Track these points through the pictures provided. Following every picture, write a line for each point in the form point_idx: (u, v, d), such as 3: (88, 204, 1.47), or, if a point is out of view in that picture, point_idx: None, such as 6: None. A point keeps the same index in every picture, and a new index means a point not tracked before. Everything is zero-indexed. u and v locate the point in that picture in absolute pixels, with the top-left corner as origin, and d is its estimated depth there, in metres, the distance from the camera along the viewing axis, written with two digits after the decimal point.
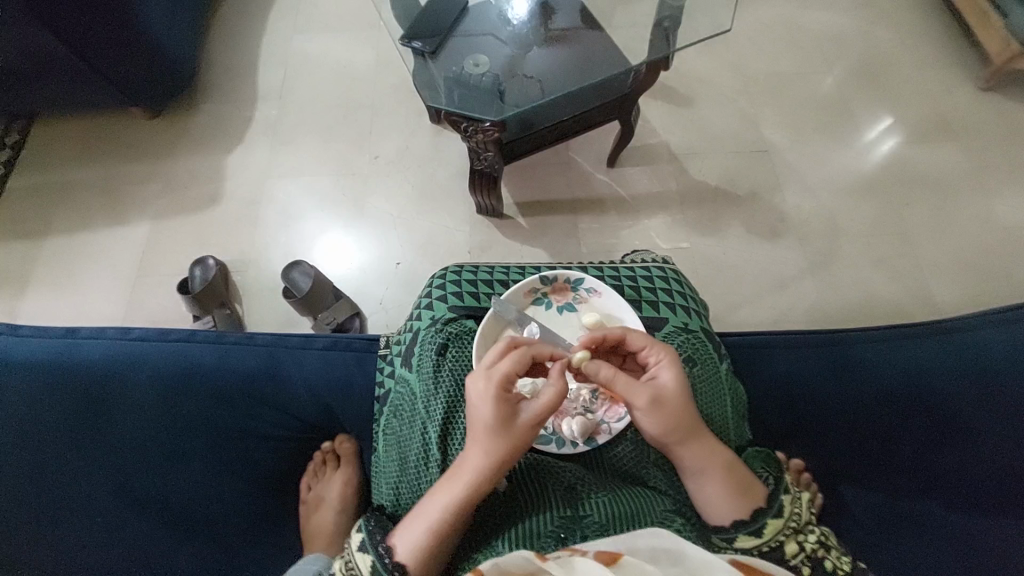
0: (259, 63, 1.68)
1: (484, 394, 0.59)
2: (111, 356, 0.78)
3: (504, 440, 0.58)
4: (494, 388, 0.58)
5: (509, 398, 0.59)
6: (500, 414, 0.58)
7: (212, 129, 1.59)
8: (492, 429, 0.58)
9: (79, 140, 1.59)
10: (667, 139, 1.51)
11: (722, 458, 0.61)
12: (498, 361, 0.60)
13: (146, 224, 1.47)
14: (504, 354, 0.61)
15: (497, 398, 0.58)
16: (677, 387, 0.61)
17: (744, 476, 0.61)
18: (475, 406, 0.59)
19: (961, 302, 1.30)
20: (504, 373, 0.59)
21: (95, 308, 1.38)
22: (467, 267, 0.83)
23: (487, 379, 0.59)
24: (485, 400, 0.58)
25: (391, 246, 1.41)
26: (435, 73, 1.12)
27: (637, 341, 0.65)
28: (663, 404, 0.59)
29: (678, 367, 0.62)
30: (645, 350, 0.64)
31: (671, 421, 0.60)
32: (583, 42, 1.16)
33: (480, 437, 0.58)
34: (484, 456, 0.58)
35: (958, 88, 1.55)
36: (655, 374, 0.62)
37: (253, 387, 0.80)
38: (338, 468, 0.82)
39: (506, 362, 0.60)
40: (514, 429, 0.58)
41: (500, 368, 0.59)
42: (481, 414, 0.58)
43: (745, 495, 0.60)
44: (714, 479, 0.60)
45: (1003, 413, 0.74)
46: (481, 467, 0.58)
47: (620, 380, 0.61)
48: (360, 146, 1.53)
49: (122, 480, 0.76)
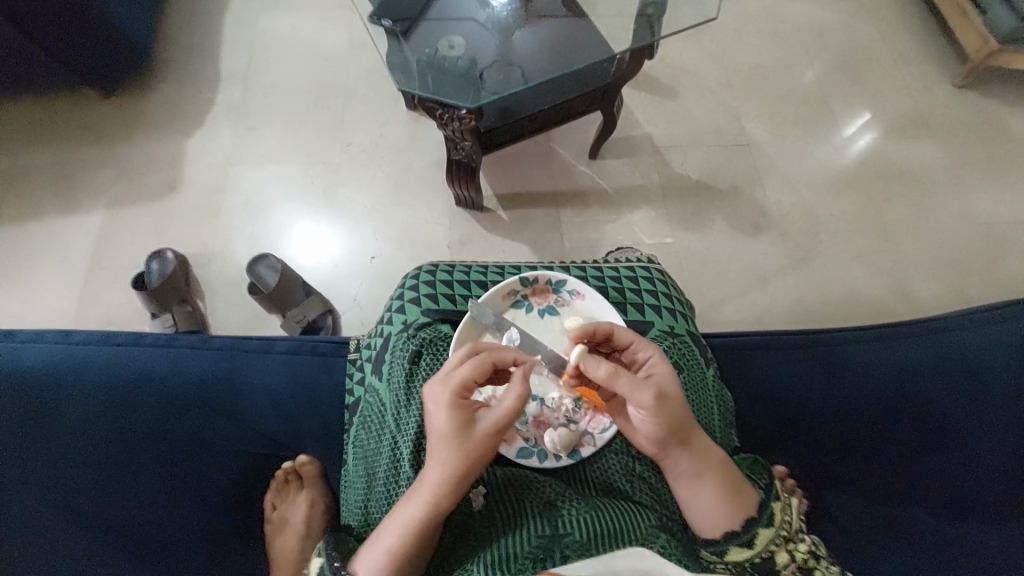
0: (222, 42, 1.57)
1: (440, 401, 0.55)
2: (48, 362, 0.70)
3: (460, 451, 0.54)
4: (450, 396, 0.55)
5: (467, 406, 0.55)
6: (457, 423, 0.54)
7: (171, 112, 1.49)
8: (447, 439, 0.54)
9: (22, 122, 1.46)
10: (650, 130, 1.47)
11: (714, 464, 0.58)
12: (455, 368, 0.56)
13: (97, 214, 1.37)
14: (463, 362, 0.57)
15: (453, 406, 0.55)
16: (675, 381, 0.58)
17: (736, 481, 0.58)
18: (432, 415, 0.56)
19: (937, 298, 1.31)
20: (460, 380, 0.55)
21: (42, 305, 1.28)
22: (442, 266, 0.78)
23: (444, 386, 0.55)
24: (441, 409, 0.55)
25: (365, 239, 1.34)
26: (409, 55, 1.05)
27: (625, 336, 0.62)
28: (667, 399, 0.55)
29: (669, 361, 0.60)
30: (634, 345, 0.61)
31: (677, 418, 0.55)
32: (565, 28, 1.11)
33: (437, 449, 0.55)
34: (442, 469, 0.54)
35: (936, 84, 1.56)
36: (651, 369, 0.59)
37: (210, 395, 0.73)
38: (304, 488, 0.74)
39: (465, 368, 0.56)
40: (472, 438, 0.54)
41: (456, 375, 0.56)
42: (438, 424, 0.55)
43: (734, 505, 0.57)
44: (706, 487, 0.57)
45: (982, 415, 0.74)
46: (437, 481, 0.54)
47: (622, 376, 0.56)
48: (331, 133, 1.45)
49: (62, 501, 0.66)
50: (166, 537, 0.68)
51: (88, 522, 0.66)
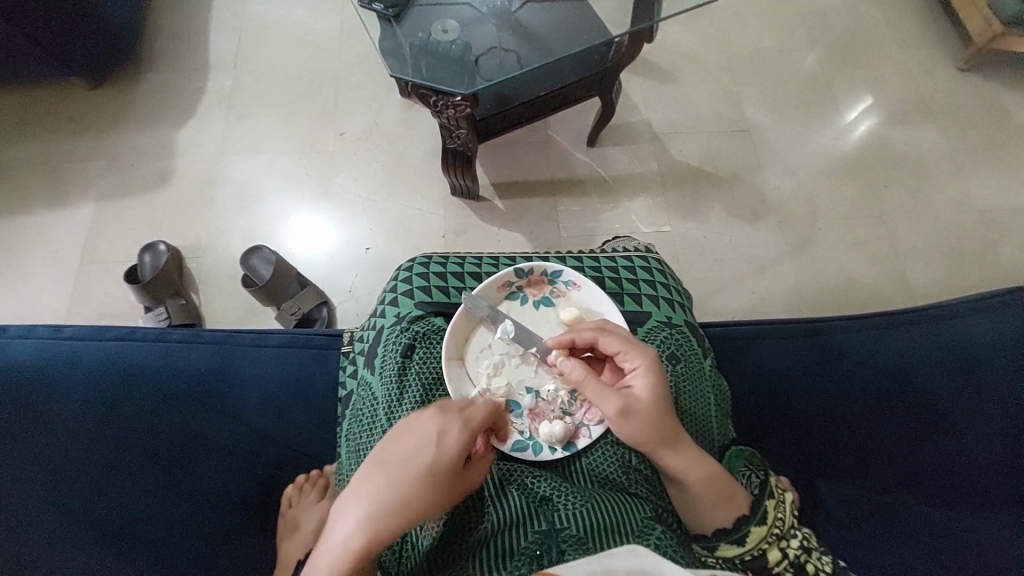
0: (210, 27, 1.54)
1: (452, 437, 0.54)
2: (41, 357, 0.69)
3: (438, 498, 0.53)
4: (463, 438, 0.55)
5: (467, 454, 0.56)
6: (449, 470, 0.54)
7: (160, 101, 1.46)
8: (428, 483, 0.52)
9: (8, 112, 1.43)
10: (648, 117, 1.45)
11: (704, 470, 0.57)
12: (476, 410, 0.58)
13: (88, 206, 1.35)
14: (482, 406, 0.58)
15: (461, 446, 0.55)
16: (649, 399, 0.57)
17: (725, 487, 0.58)
18: (423, 447, 0.53)
19: (936, 285, 1.30)
20: (477, 425, 0.57)
21: (34, 299, 1.26)
22: (435, 257, 0.77)
23: (461, 425, 0.56)
24: (444, 446, 0.54)
25: (359, 229, 1.32)
26: (402, 40, 1.02)
27: (612, 345, 0.61)
28: (633, 415, 0.57)
29: (654, 376, 0.58)
30: (621, 355, 0.61)
31: (641, 432, 0.57)
32: (560, 11, 1.08)
33: (411, 487, 0.52)
34: (410, 511, 0.51)
35: (938, 67, 1.53)
36: (629, 383, 0.59)
37: (202, 389, 0.74)
38: (323, 498, 0.73)
39: (482, 413, 0.58)
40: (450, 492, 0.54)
41: (476, 417, 0.57)
42: (428, 459, 0.53)
43: (726, 505, 0.58)
44: (693, 490, 0.58)
45: (981, 404, 0.73)
46: (396, 520, 0.51)
47: (591, 387, 0.59)
48: (324, 121, 1.43)
49: (52, 494, 0.63)
50: (161, 538, 0.65)
51: (78, 523, 0.63)
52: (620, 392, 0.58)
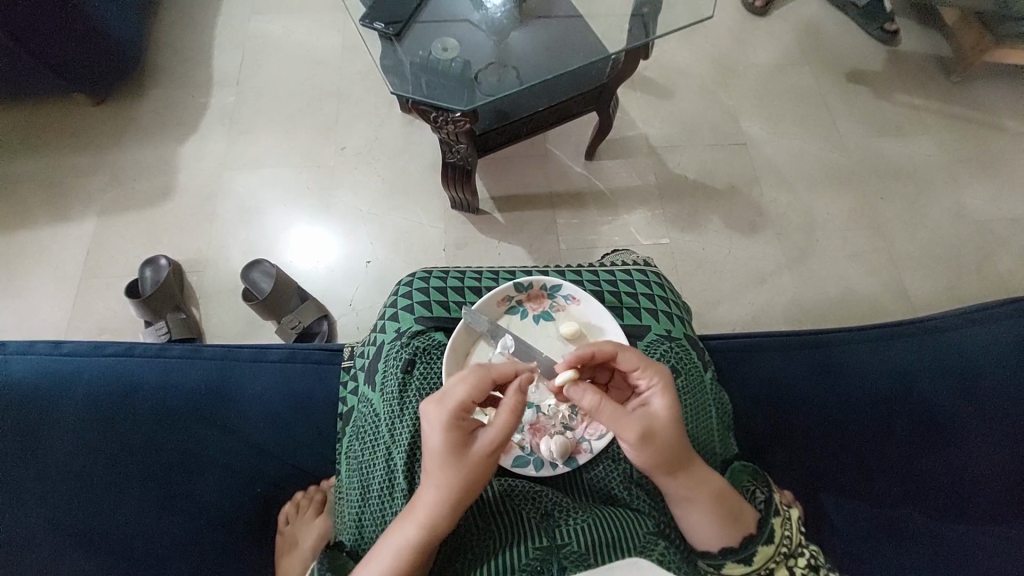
0: (213, 46, 1.56)
1: (435, 420, 0.54)
2: (38, 375, 0.68)
3: (459, 471, 0.53)
4: (447, 416, 0.54)
5: (464, 425, 0.54)
6: (454, 445, 0.53)
7: (163, 117, 1.47)
8: (445, 461, 0.53)
9: (13, 128, 1.45)
10: (645, 130, 1.46)
11: (713, 490, 0.56)
12: (452, 386, 0.55)
13: (90, 220, 1.36)
14: (460, 379, 0.55)
15: (449, 427, 0.54)
16: (669, 418, 0.56)
17: (733, 506, 0.57)
18: (427, 436, 0.55)
19: (935, 296, 1.30)
20: (458, 402, 0.54)
21: (35, 314, 1.26)
22: (436, 271, 0.78)
23: (439, 406, 0.54)
24: (436, 428, 0.54)
25: (360, 243, 1.33)
26: (402, 58, 1.04)
27: (628, 362, 0.59)
28: (653, 438, 0.54)
29: (670, 396, 0.57)
30: (636, 373, 0.59)
31: (660, 456, 0.54)
32: (560, 29, 1.10)
33: (435, 470, 0.53)
34: (440, 490, 0.53)
35: (931, 80, 1.56)
36: (646, 402, 0.57)
37: (200, 406, 0.73)
38: (321, 514, 0.73)
39: (461, 389, 0.55)
40: (470, 460, 0.53)
41: (452, 396, 0.54)
42: (433, 443, 0.54)
43: (733, 525, 0.57)
44: (701, 509, 0.56)
45: (984, 416, 0.73)
46: (432, 503, 0.53)
47: (608, 410, 0.54)
48: (326, 136, 1.44)
49: (55, 515, 0.63)
50: (157, 558, 0.64)
51: (75, 541, 0.63)
52: (640, 412, 0.55)
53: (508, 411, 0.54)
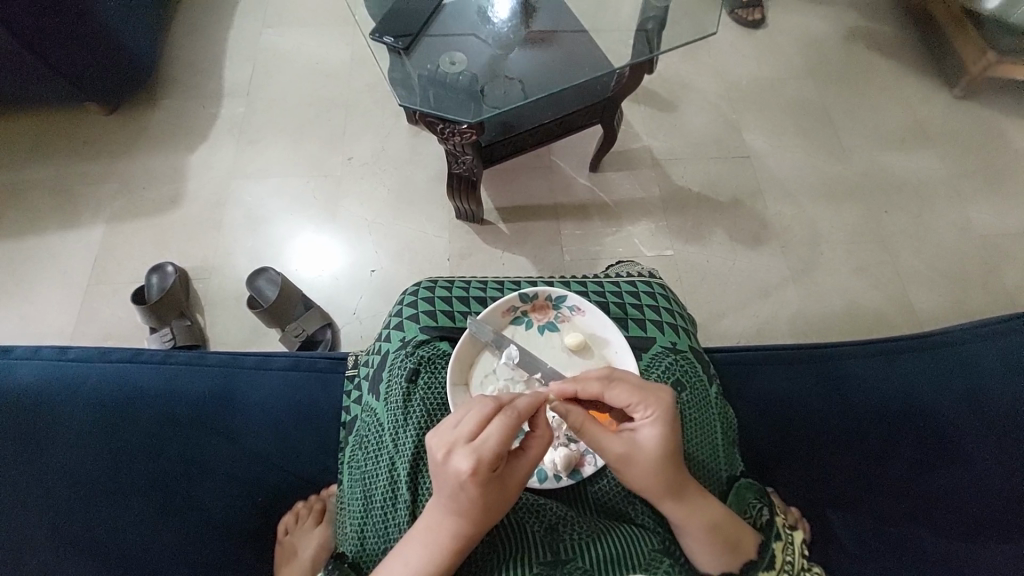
0: (225, 58, 1.59)
1: (470, 476, 0.50)
2: (45, 379, 0.68)
3: (490, 512, 0.53)
4: (483, 470, 0.50)
5: (496, 471, 0.52)
6: (488, 492, 0.52)
7: (174, 126, 1.50)
8: (477, 505, 0.52)
9: (27, 136, 1.47)
10: (650, 143, 1.47)
11: (710, 517, 0.56)
12: (483, 436, 0.51)
13: (100, 226, 1.37)
14: (491, 427, 0.52)
15: (483, 478, 0.51)
16: (658, 449, 0.54)
17: (734, 534, 0.57)
18: (455, 487, 0.51)
19: (941, 310, 1.29)
20: (494, 453, 0.51)
21: (42, 320, 1.27)
22: (441, 281, 0.78)
23: (473, 459, 0.50)
24: (470, 481, 0.50)
25: (365, 252, 1.34)
26: (411, 71, 1.05)
27: (621, 395, 0.57)
28: (631, 464, 0.55)
29: (666, 428, 0.55)
30: (630, 404, 0.57)
31: (648, 480, 0.55)
32: (566, 43, 1.12)
33: (465, 512, 0.52)
34: (472, 527, 0.53)
35: (934, 95, 1.56)
36: (636, 428, 0.56)
37: (204, 413, 0.73)
38: (321, 523, 0.73)
39: (495, 438, 0.51)
40: (503, 499, 0.53)
41: (487, 447, 0.51)
42: (465, 493, 0.51)
43: (733, 553, 0.56)
44: (697, 538, 0.56)
45: (991, 434, 0.72)
46: (460, 537, 0.53)
47: (590, 428, 0.56)
48: (333, 146, 1.46)
49: (54, 520, 0.62)
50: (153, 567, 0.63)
51: (75, 547, 0.62)
52: (625, 440, 0.55)
53: (536, 448, 0.55)
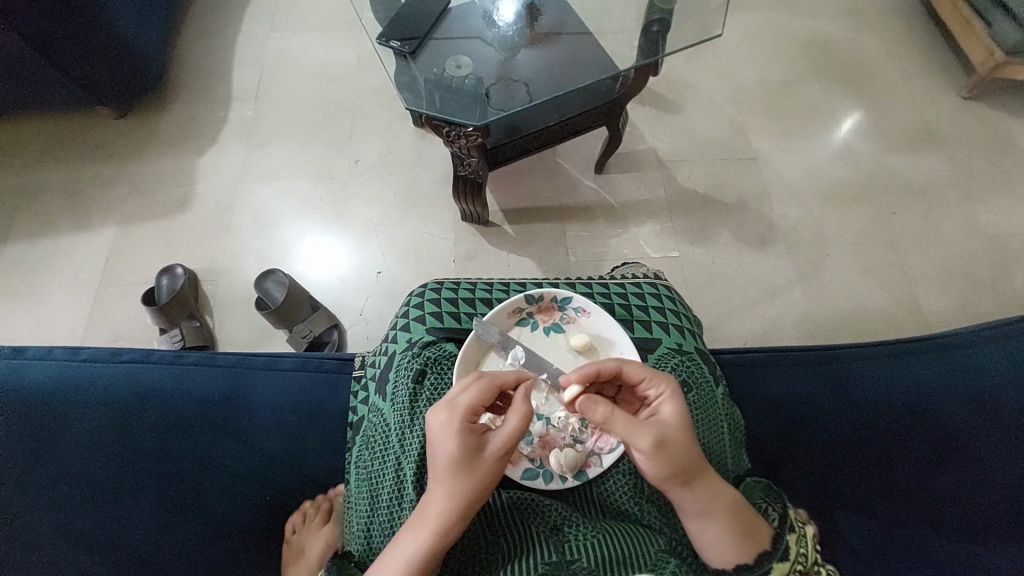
0: (233, 62, 1.61)
1: (446, 427, 0.54)
2: (58, 379, 0.69)
3: (470, 478, 0.53)
4: (457, 420, 0.54)
5: (474, 432, 0.55)
6: (465, 451, 0.53)
7: (183, 129, 1.52)
8: (455, 467, 0.53)
9: (40, 140, 1.50)
10: (655, 145, 1.48)
11: (727, 502, 0.56)
12: (459, 392, 0.56)
13: (111, 228, 1.39)
14: (467, 385, 0.56)
15: (459, 431, 0.54)
16: (679, 423, 0.56)
17: (748, 519, 0.57)
18: (435, 443, 0.54)
19: (949, 312, 1.28)
20: (469, 406, 0.55)
21: (54, 321, 1.29)
22: (447, 283, 0.79)
23: (449, 411, 0.55)
24: (446, 433, 0.54)
25: (372, 254, 1.35)
26: (417, 74, 1.06)
27: (636, 373, 0.59)
28: (668, 447, 0.53)
29: (680, 402, 0.57)
30: (645, 383, 0.59)
31: (675, 463, 0.53)
32: (571, 45, 1.12)
33: (445, 476, 0.53)
34: (451, 496, 0.53)
35: (941, 95, 1.55)
36: (656, 409, 0.57)
37: (213, 413, 0.74)
38: (327, 523, 0.73)
39: (471, 394, 0.55)
40: (481, 466, 0.54)
41: (462, 401, 0.55)
42: (443, 448, 0.54)
43: (750, 539, 0.56)
44: (717, 524, 0.55)
45: (1001, 434, 0.71)
46: (441, 510, 0.53)
47: (620, 418, 0.54)
48: (340, 149, 1.47)
49: (67, 518, 0.63)
50: (165, 564, 0.64)
51: (87, 546, 0.63)
52: (651, 421, 0.55)
53: (517, 419, 0.55)
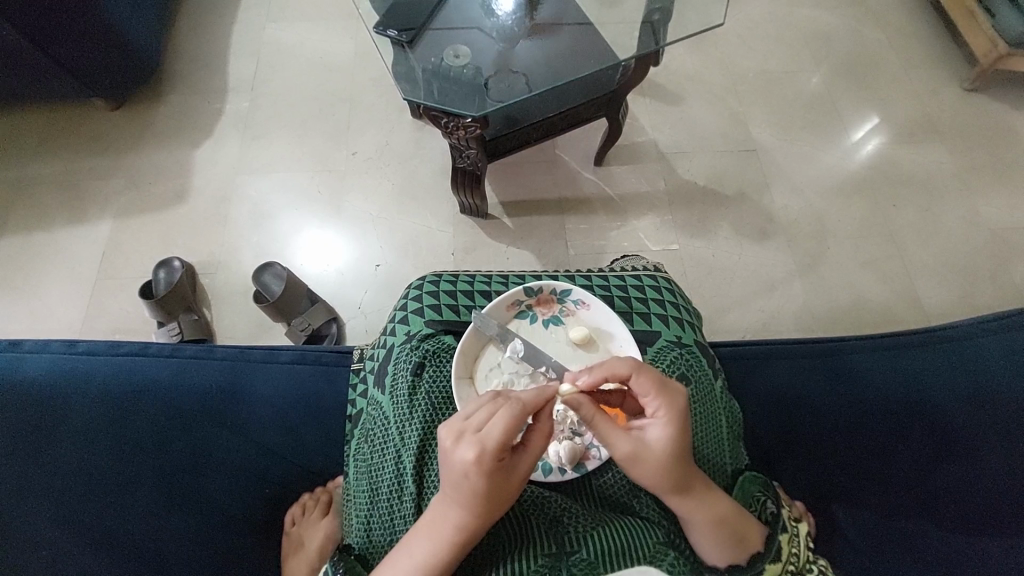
0: (229, 53, 1.59)
1: (474, 466, 0.51)
2: (54, 373, 0.69)
3: (491, 503, 0.53)
4: (486, 459, 0.51)
5: (501, 465, 0.52)
6: (493, 483, 0.52)
7: (180, 121, 1.50)
8: (478, 497, 0.52)
9: (35, 132, 1.48)
10: (655, 137, 1.46)
11: (717, 511, 0.56)
12: (488, 426, 0.52)
13: (107, 221, 1.38)
14: (496, 419, 0.52)
15: (488, 469, 0.51)
16: (664, 451, 0.54)
17: (741, 527, 0.57)
18: (463, 477, 0.52)
19: (948, 305, 1.28)
20: (497, 443, 0.51)
21: (52, 314, 1.28)
22: (445, 275, 0.78)
23: (478, 448, 0.51)
24: (474, 471, 0.51)
25: (370, 246, 1.34)
26: (415, 64, 1.05)
27: (641, 387, 0.56)
28: (637, 462, 0.54)
29: (675, 430, 0.55)
30: (646, 398, 0.56)
31: (656, 479, 0.54)
32: (570, 35, 1.11)
33: (463, 498, 0.53)
34: (473, 518, 0.53)
35: (944, 86, 1.54)
36: (644, 428, 0.56)
37: (212, 405, 0.74)
38: (326, 515, 0.74)
39: (500, 429, 0.51)
40: (504, 492, 0.53)
41: (491, 437, 0.51)
42: (469, 482, 0.51)
43: (741, 545, 0.57)
44: (707, 531, 0.56)
45: (1001, 428, 0.71)
46: (459, 526, 0.53)
47: (601, 423, 0.55)
48: (337, 141, 1.46)
49: (67, 512, 0.63)
50: (164, 555, 0.65)
51: (88, 538, 0.63)
52: (633, 436, 0.55)
53: (538, 437, 0.55)
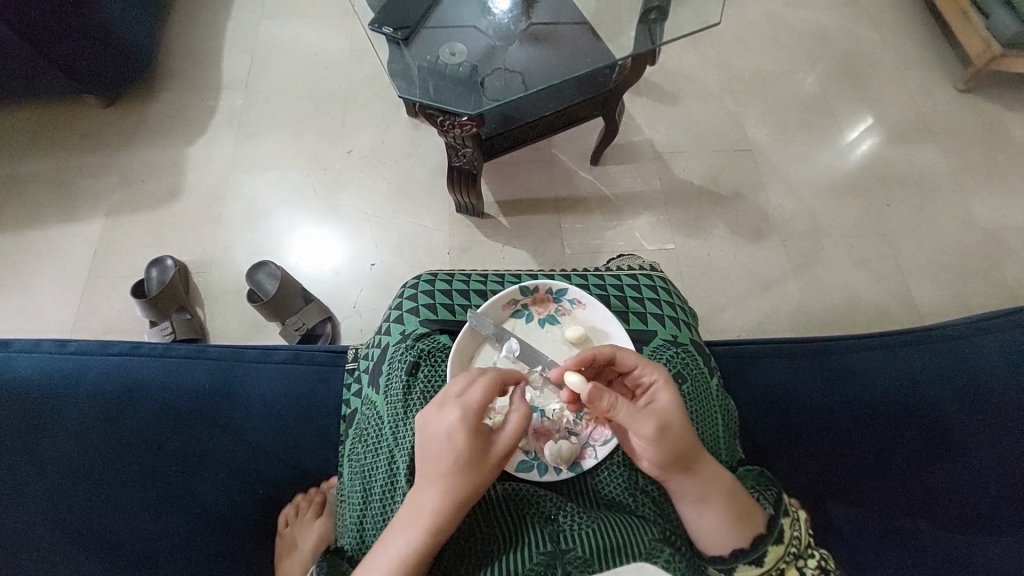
0: (223, 50, 1.57)
1: (456, 426, 0.54)
2: (44, 373, 0.68)
3: (474, 477, 0.53)
4: (469, 419, 0.54)
5: (481, 431, 0.55)
6: (474, 449, 0.54)
7: (173, 118, 1.49)
8: (456, 467, 0.53)
9: (26, 129, 1.46)
10: (651, 136, 1.46)
11: (723, 484, 0.57)
12: (470, 391, 0.56)
13: (99, 220, 1.37)
14: (474, 383, 0.56)
15: (470, 430, 0.54)
16: (676, 408, 0.57)
17: (743, 502, 0.58)
18: (440, 444, 0.53)
19: (941, 304, 1.29)
20: (479, 404, 0.55)
21: (41, 314, 1.27)
22: (441, 274, 0.78)
23: (461, 410, 0.54)
24: (457, 432, 0.53)
25: (365, 245, 1.33)
26: (410, 62, 1.04)
27: (631, 358, 0.61)
28: (668, 431, 0.55)
29: (673, 387, 0.58)
30: (639, 370, 0.60)
31: (676, 449, 0.55)
32: (566, 34, 1.10)
33: (441, 475, 0.53)
34: (445, 496, 0.52)
35: (937, 87, 1.55)
36: (652, 396, 0.58)
37: (204, 406, 0.73)
38: (321, 515, 0.73)
39: (480, 392, 0.56)
40: (486, 465, 0.54)
41: (473, 399, 0.55)
42: (449, 447, 0.53)
43: (746, 521, 0.57)
44: (715, 507, 0.57)
45: (995, 426, 0.72)
46: (439, 508, 0.52)
47: (622, 406, 0.56)
48: (332, 139, 1.45)
49: (57, 515, 0.63)
50: (157, 556, 0.64)
51: (80, 540, 0.62)
52: (650, 409, 0.56)
53: (518, 417, 0.57)
